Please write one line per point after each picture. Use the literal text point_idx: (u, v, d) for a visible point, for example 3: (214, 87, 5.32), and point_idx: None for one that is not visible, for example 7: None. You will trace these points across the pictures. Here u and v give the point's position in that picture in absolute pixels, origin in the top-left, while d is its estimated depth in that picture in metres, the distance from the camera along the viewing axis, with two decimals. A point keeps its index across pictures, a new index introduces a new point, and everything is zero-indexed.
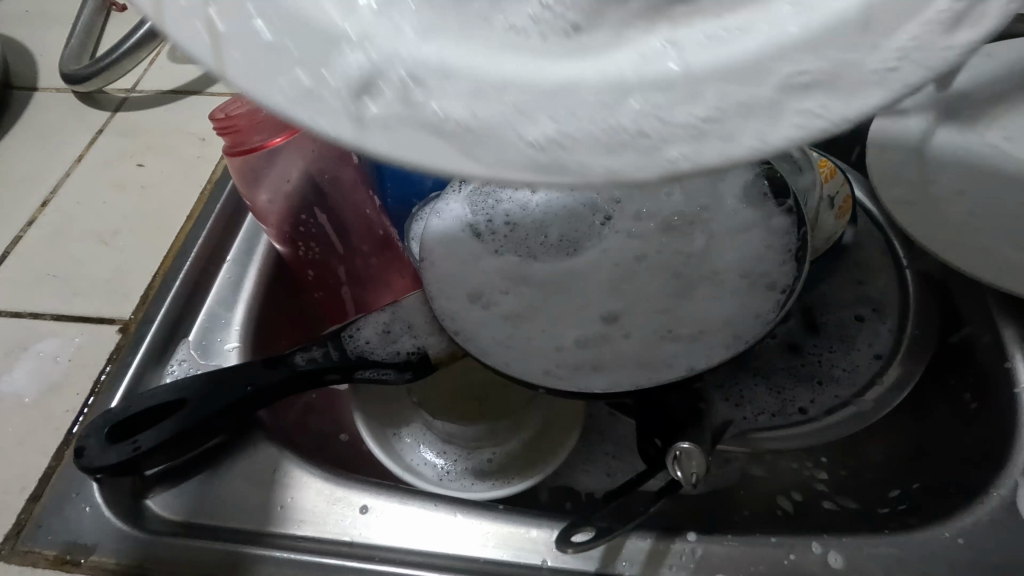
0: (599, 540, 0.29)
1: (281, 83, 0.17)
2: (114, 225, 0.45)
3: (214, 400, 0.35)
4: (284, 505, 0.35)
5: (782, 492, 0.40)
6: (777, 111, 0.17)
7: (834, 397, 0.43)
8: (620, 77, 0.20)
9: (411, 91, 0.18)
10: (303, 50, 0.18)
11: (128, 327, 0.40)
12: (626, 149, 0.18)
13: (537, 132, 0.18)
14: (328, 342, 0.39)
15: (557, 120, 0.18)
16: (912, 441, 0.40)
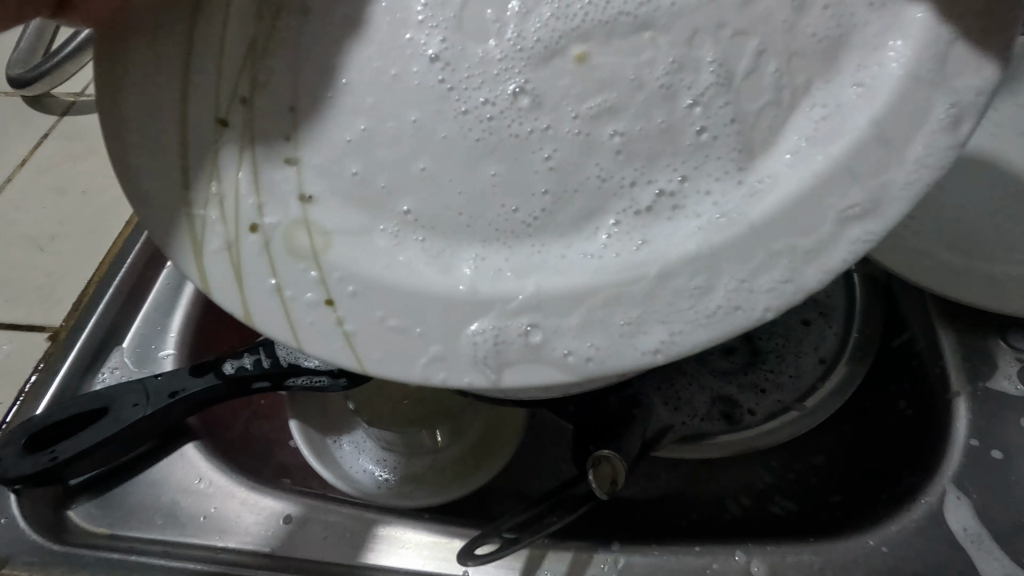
0: (506, 549, 0.29)
1: (438, 362, 0.20)
2: (52, 231, 0.45)
3: (134, 409, 0.35)
4: (206, 515, 0.34)
5: (725, 498, 0.40)
6: (790, 269, 0.18)
7: (777, 402, 0.42)
8: (616, 238, 0.20)
9: (528, 334, 0.20)
10: (403, 319, 0.20)
11: (57, 335, 0.40)
12: (688, 324, 0.19)
13: (626, 321, 0.19)
14: (259, 349, 0.38)
15: (607, 317, 0.19)
16: (855, 447, 0.40)
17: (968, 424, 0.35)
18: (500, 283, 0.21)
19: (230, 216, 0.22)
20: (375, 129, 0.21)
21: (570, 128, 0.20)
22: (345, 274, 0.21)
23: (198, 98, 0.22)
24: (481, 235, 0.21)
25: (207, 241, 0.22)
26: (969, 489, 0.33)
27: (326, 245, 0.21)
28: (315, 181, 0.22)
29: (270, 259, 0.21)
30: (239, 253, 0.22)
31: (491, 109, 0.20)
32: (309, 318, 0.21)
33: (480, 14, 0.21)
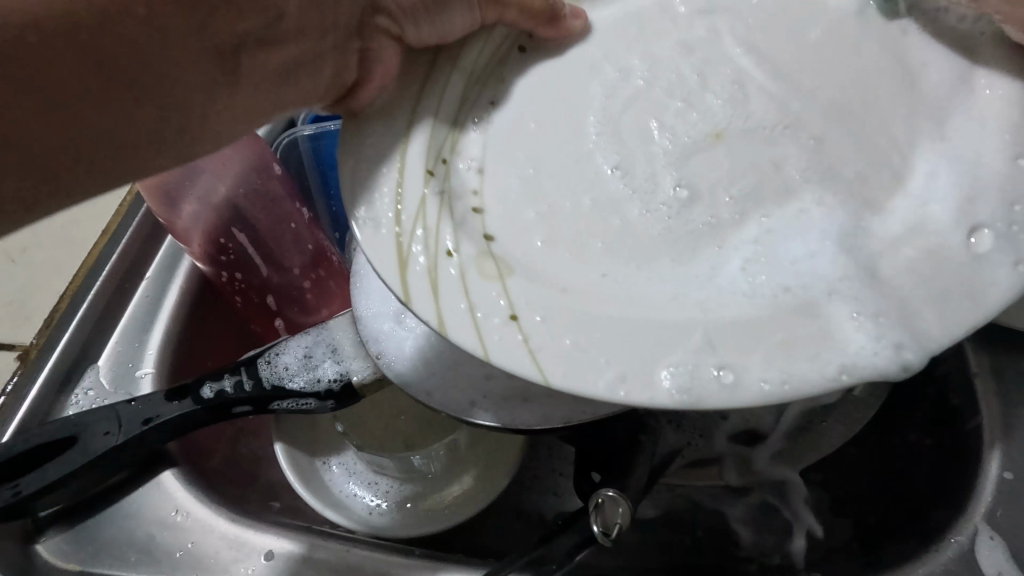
0: None
1: (626, 377, 0.21)
2: (24, 241, 0.43)
3: (105, 438, 0.32)
4: (185, 551, 0.32)
5: (733, 520, 0.39)
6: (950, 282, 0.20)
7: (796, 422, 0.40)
8: (777, 267, 0.23)
9: (721, 373, 0.20)
10: (586, 340, 0.22)
11: (27, 354, 0.38)
12: (839, 341, 0.20)
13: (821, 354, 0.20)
14: (241, 369, 0.36)
15: (774, 340, 0.21)
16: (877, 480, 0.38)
17: (1002, 455, 0.32)
18: (677, 305, 0.23)
19: (434, 241, 0.24)
20: (564, 205, 0.26)
21: (723, 208, 0.25)
22: (533, 295, 0.23)
23: (419, 152, 0.26)
24: (668, 282, 0.24)
25: (415, 263, 0.23)
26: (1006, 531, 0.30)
27: (511, 274, 0.24)
28: (502, 227, 0.26)
29: (463, 282, 0.23)
30: (441, 278, 0.23)
31: (666, 211, 0.25)
32: (498, 335, 0.22)
33: (640, 127, 0.27)
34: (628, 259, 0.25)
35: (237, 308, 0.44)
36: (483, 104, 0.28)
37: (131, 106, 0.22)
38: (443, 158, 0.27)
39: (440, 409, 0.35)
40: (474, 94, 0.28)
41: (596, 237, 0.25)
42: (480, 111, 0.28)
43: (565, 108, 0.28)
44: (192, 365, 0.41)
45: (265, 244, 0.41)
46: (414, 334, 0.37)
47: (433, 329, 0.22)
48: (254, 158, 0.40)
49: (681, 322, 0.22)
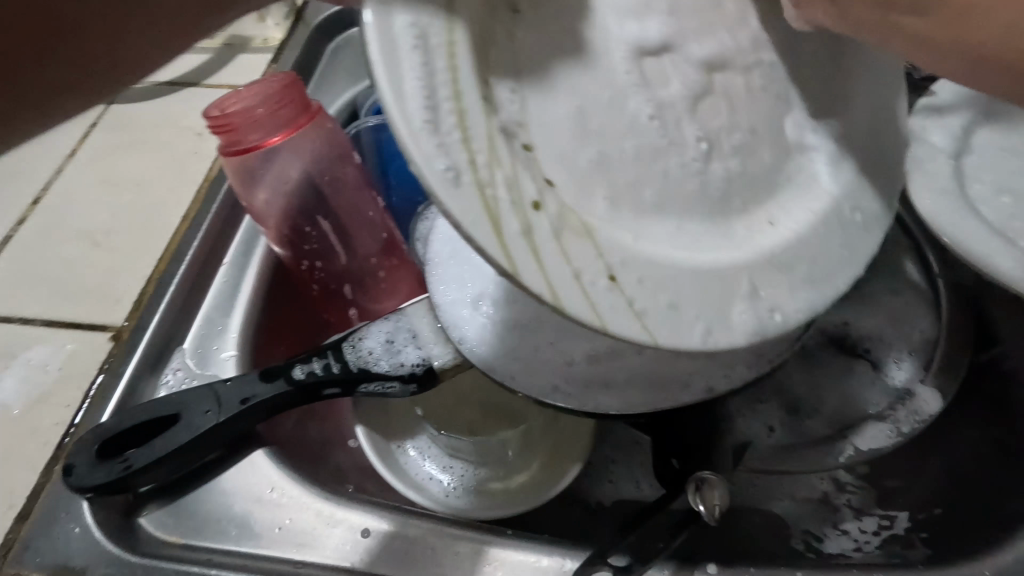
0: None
1: (711, 329, 0.23)
2: (107, 226, 0.44)
3: (206, 416, 0.33)
4: (283, 527, 0.33)
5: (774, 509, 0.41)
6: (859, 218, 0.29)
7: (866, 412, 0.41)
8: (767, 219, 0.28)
9: (775, 314, 0.25)
10: (664, 293, 0.22)
11: (120, 335, 0.39)
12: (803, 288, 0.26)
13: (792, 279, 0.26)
14: (328, 353, 0.37)
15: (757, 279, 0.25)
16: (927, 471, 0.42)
17: None
18: (693, 252, 0.25)
19: (516, 190, 0.20)
20: (607, 147, 0.24)
21: (700, 150, 0.26)
22: (615, 247, 0.22)
23: (468, 73, 0.19)
24: (672, 219, 0.25)
25: (506, 223, 0.19)
26: None
27: (595, 228, 0.22)
28: (556, 171, 0.23)
29: (560, 246, 0.20)
30: (538, 236, 0.20)
31: (688, 156, 0.26)
32: (608, 301, 0.21)
33: (656, 66, 0.26)
34: (640, 198, 0.25)
35: (311, 295, 0.45)
36: (505, 12, 0.22)
37: (77, 24, 0.19)
38: (486, 80, 0.21)
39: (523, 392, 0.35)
40: (494, 20, 0.22)
41: (624, 183, 0.24)
42: (505, 22, 0.22)
43: (598, 39, 0.24)
44: (270, 349, 0.42)
45: (341, 228, 0.42)
46: (495, 322, 0.38)
47: (546, 302, 0.19)
48: (336, 147, 0.41)
49: (715, 270, 0.25)
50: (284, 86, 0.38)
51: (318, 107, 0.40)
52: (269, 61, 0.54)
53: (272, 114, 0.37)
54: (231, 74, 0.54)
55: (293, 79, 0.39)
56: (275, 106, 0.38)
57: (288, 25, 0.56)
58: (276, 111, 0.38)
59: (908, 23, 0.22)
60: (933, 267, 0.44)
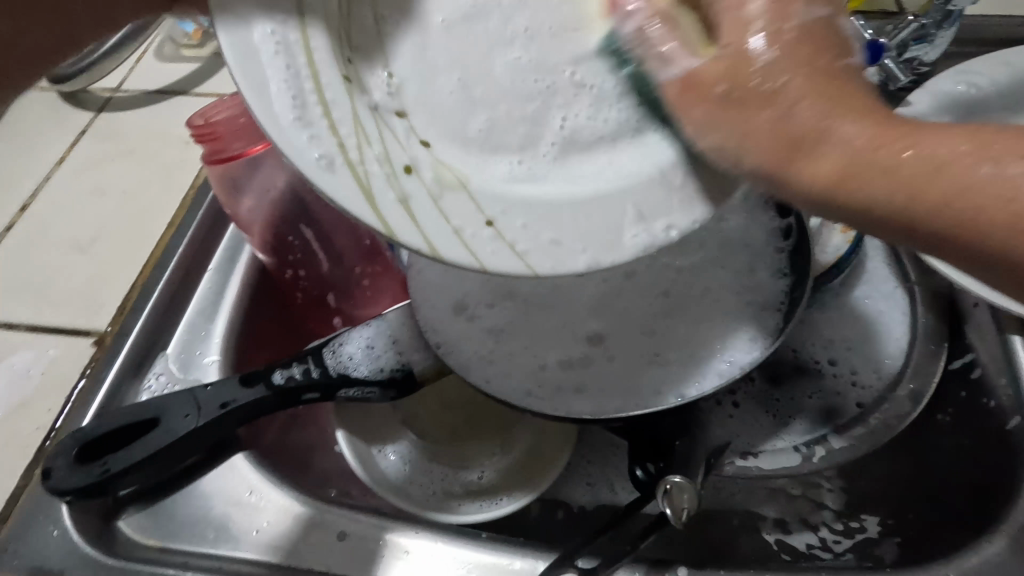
0: None
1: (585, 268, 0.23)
2: (93, 233, 0.44)
3: (186, 421, 0.34)
4: (261, 529, 0.34)
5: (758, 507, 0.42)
6: None
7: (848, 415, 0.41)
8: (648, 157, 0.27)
9: (668, 232, 0.24)
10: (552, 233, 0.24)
11: (104, 340, 0.39)
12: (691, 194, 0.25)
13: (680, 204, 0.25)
14: (308, 358, 0.37)
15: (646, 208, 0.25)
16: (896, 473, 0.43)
17: None
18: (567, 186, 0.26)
19: (388, 162, 0.22)
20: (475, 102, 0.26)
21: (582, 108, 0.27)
22: (493, 199, 0.24)
23: (325, 55, 0.21)
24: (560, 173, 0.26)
25: (379, 193, 0.21)
26: None
27: (470, 183, 0.24)
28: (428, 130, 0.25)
29: (409, 211, 0.21)
30: (414, 203, 0.22)
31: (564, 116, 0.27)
32: (490, 248, 0.23)
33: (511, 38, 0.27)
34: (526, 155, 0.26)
35: (295, 300, 0.46)
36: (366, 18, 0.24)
37: None
38: (347, 57, 0.23)
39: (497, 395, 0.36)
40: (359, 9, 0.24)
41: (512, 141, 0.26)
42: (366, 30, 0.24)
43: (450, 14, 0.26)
44: (253, 354, 0.43)
45: (326, 234, 0.43)
46: (470, 326, 0.39)
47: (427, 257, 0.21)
48: None
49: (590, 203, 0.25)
50: None
51: None
52: None
53: (254, 123, 0.38)
54: (220, 82, 0.54)
55: None
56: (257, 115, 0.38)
57: None
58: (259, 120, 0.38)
59: (837, 117, 0.21)
60: (907, 273, 0.45)
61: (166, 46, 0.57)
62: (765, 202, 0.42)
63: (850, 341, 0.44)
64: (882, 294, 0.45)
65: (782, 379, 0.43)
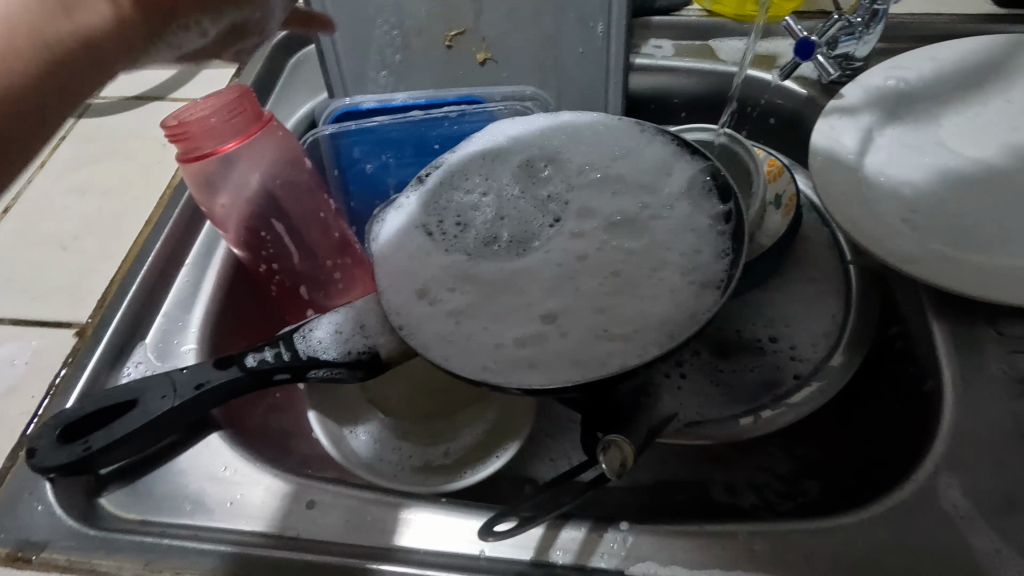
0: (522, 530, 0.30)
1: None
2: (74, 232, 0.46)
3: (162, 401, 0.36)
4: (234, 501, 0.36)
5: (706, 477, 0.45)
6: None
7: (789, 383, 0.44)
8: None
9: None
10: None
11: (85, 331, 0.41)
12: None
13: None
14: (279, 342, 0.40)
15: None
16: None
17: (959, 407, 0.36)
18: None
19: None
20: None
21: None
22: None
23: None
24: None
25: None
26: (960, 471, 0.34)
27: None
28: None
29: None
30: None
31: None
32: None
33: None
34: None
35: (269, 291, 0.48)
36: None
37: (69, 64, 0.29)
38: None
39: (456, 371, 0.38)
40: None
41: None
42: None
43: None
44: (229, 342, 0.45)
45: (299, 228, 0.45)
46: (433, 308, 0.42)
47: None
48: (289, 152, 0.44)
49: None
50: (236, 96, 0.41)
51: (271, 116, 0.43)
52: (232, 76, 0.58)
53: (225, 123, 0.41)
54: (195, 87, 0.57)
55: (245, 89, 0.42)
56: (227, 115, 0.41)
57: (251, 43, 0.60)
58: (229, 120, 0.41)
59: None
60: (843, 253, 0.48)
61: None
62: (707, 191, 0.45)
63: (789, 318, 0.47)
64: (820, 275, 0.49)
65: (727, 354, 0.46)
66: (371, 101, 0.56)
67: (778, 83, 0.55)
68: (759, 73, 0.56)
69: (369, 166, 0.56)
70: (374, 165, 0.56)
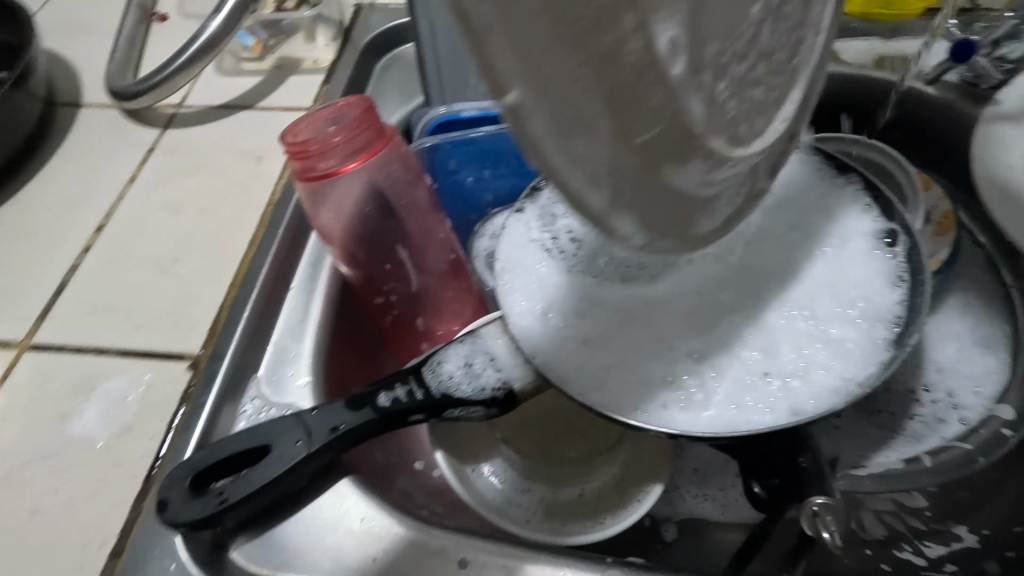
0: None
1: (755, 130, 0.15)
2: (175, 252, 0.43)
3: (296, 447, 0.33)
4: (376, 558, 0.32)
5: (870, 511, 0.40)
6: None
7: (961, 423, 0.40)
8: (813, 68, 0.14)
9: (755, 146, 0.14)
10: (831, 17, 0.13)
11: (199, 364, 0.38)
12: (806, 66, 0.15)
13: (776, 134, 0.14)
14: (410, 378, 0.37)
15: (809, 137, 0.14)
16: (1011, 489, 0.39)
17: None
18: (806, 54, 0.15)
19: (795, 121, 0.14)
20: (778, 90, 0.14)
21: None
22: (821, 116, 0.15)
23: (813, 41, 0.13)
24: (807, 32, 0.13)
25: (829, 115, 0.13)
26: None
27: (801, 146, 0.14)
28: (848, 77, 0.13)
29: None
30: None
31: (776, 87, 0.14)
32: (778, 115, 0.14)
33: None
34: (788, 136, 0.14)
35: (375, 311, 0.44)
36: None
37: None
38: None
39: (598, 408, 0.34)
40: None
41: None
42: None
43: None
44: (337, 372, 0.42)
45: (418, 251, 0.42)
46: (564, 336, 0.37)
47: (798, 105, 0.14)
48: (409, 169, 0.41)
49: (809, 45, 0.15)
50: (363, 111, 0.38)
51: (394, 133, 0.40)
52: (321, 82, 0.54)
53: (348, 141, 0.37)
54: (283, 95, 0.54)
55: (369, 103, 0.39)
56: (350, 133, 0.38)
57: (337, 46, 0.57)
58: (352, 137, 0.38)
59: None
60: (1005, 276, 0.44)
61: (226, 60, 0.57)
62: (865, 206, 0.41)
63: (947, 354, 0.42)
64: (977, 302, 0.43)
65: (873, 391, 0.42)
66: (473, 108, 0.51)
67: (918, 87, 0.48)
68: (889, 77, 0.49)
69: (468, 178, 0.52)
70: (474, 178, 0.52)
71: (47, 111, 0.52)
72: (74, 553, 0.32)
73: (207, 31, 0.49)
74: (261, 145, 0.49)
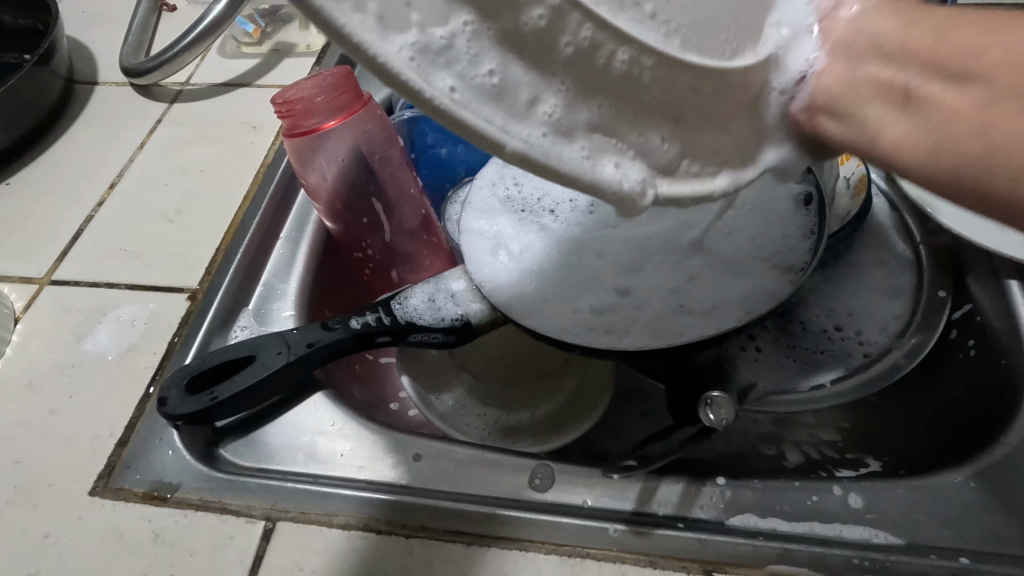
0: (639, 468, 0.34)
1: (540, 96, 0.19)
2: (179, 206, 0.49)
3: (278, 356, 0.38)
4: (345, 454, 0.37)
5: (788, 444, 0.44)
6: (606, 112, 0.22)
7: (864, 356, 0.45)
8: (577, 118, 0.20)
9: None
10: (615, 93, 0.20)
11: (197, 296, 0.43)
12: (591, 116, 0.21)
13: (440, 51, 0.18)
14: (379, 308, 0.42)
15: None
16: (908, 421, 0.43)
17: None
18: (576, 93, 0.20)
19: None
20: None
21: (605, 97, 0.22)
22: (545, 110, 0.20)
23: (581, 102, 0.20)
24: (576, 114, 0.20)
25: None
26: None
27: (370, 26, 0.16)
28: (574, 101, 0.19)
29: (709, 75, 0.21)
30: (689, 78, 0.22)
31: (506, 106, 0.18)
32: None
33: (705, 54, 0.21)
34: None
35: (355, 262, 0.50)
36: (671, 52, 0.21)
37: None
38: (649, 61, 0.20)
39: (534, 328, 0.40)
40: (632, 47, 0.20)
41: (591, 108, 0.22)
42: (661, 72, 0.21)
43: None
44: (320, 311, 0.47)
45: (391, 206, 0.48)
46: (514, 273, 0.43)
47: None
48: (385, 131, 0.47)
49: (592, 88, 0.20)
50: (342, 77, 0.44)
51: (370, 98, 0.45)
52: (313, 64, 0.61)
53: (329, 101, 0.43)
54: (279, 74, 0.60)
55: (348, 72, 0.45)
56: (331, 95, 0.43)
57: None
58: (333, 99, 0.43)
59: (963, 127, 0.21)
60: (915, 234, 0.49)
61: (229, 44, 0.63)
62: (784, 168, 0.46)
63: (859, 302, 0.47)
64: (887, 257, 0.49)
65: (792, 332, 0.47)
66: None
67: None
68: None
69: (443, 151, 0.58)
70: (448, 150, 0.58)
71: (67, 87, 0.58)
72: (87, 443, 0.37)
73: (211, 16, 0.56)
74: (258, 116, 0.55)
